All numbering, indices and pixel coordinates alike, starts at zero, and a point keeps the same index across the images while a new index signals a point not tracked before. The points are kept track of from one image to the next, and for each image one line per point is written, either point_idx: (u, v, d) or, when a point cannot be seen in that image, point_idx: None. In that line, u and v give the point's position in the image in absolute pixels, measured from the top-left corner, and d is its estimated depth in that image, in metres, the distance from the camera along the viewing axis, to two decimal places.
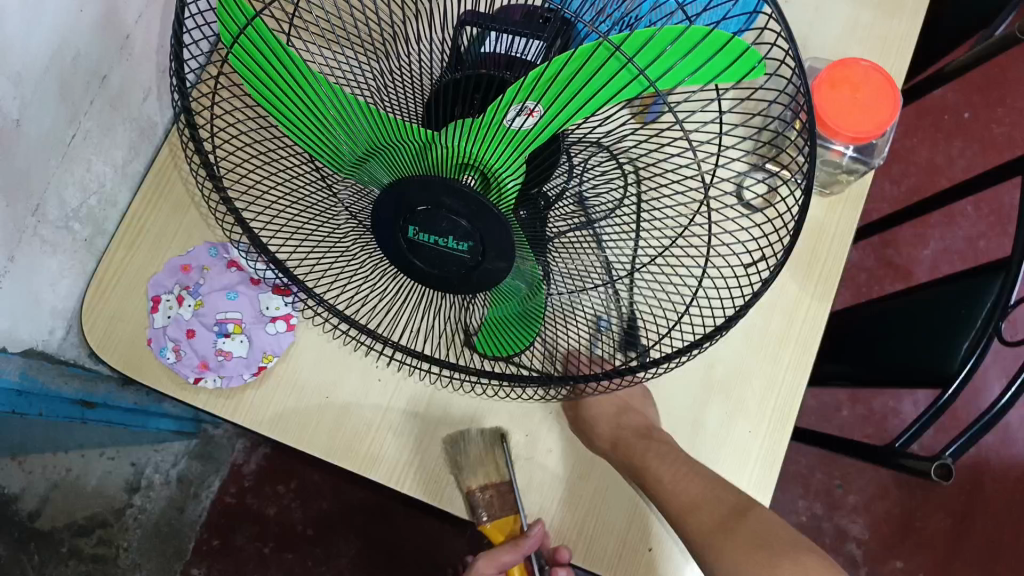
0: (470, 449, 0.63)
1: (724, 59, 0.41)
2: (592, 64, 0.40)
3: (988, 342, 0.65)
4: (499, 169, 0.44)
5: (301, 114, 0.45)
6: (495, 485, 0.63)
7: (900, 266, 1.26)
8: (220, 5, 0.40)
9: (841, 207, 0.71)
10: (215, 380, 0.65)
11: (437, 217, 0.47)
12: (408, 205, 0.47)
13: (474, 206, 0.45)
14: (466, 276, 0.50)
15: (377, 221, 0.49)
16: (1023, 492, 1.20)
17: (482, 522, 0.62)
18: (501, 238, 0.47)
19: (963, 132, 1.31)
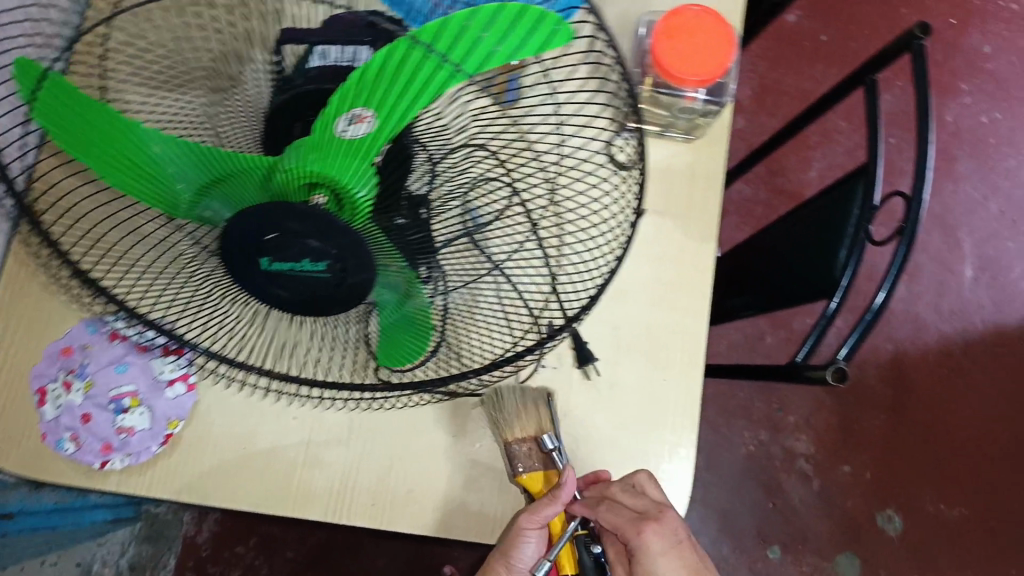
0: (509, 403, 0.62)
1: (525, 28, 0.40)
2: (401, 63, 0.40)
3: (861, 246, 0.68)
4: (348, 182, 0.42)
5: (123, 165, 0.42)
6: (534, 440, 0.62)
7: (791, 190, 1.31)
8: (14, 68, 0.39)
9: (709, 149, 0.73)
10: (124, 459, 0.63)
11: (286, 243, 0.40)
12: (250, 236, 0.40)
13: (321, 224, 0.39)
14: (335, 303, 0.44)
15: (225, 261, 0.42)
16: (944, 374, 1.26)
17: (519, 473, 0.62)
18: (359, 250, 0.41)
19: (822, 52, 1.37)
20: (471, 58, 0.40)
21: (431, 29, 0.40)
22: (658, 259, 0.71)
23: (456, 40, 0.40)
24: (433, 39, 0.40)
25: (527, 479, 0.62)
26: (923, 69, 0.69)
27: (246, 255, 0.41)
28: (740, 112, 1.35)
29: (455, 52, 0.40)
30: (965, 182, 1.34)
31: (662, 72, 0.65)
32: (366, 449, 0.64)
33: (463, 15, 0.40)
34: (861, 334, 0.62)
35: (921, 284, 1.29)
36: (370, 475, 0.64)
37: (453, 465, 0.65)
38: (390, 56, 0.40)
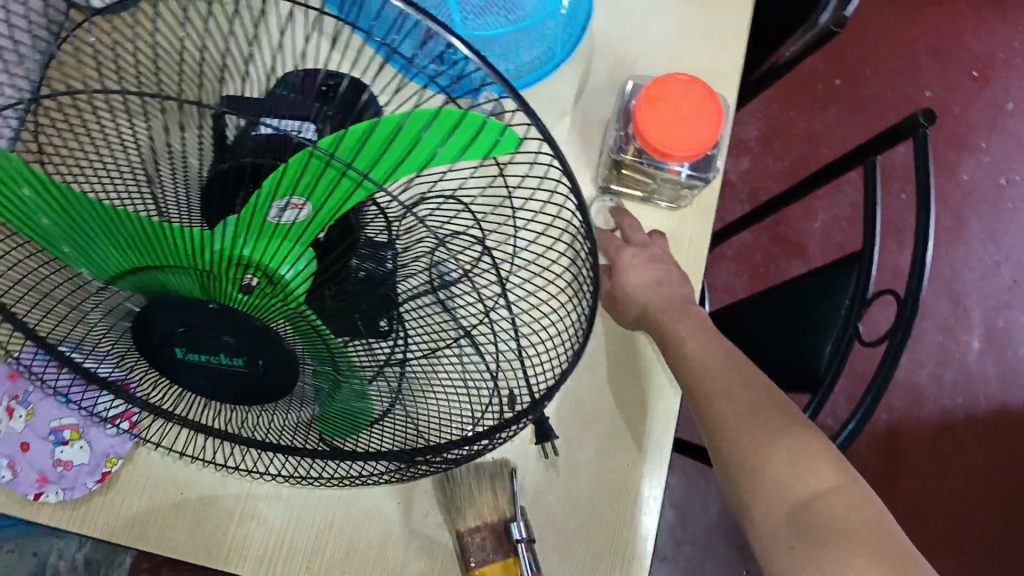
0: (462, 482, 0.60)
1: (460, 140, 0.37)
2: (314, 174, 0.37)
3: (847, 346, 0.64)
4: (272, 263, 0.39)
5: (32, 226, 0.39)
6: (490, 525, 0.58)
7: (794, 240, 1.27)
8: None
9: (694, 219, 0.71)
10: (57, 494, 0.61)
11: (199, 337, 0.43)
12: (164, 328, 0.43)
13: (235, 322, 0.42)
14: (247, 394, 0.47)
15: (137, 348, 0.45)
16: (938, 445, 1.23)
17: (470, 567, 0.58)
18: (275, 349, 0.43)
19: (837, 97, 1.33)
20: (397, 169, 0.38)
21: (359, 132, 0.36)
22: (626, 331, 0.68)
23: (388, 143, 0.37)
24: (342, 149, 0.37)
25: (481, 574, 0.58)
26: (927, 157, 0.65)
27: (161, 345, 0.44)
28: (747, 153, 1.31)
29: (383, 161, 0.37)
30: (977, 245, 1.30)
31: (645, 143, 0.62)
32: (306, 507, 0.62)
33: (393, 120, 0.36)
34: (850, 436, 0.63)
35: (922, 350, 1.25)
36: (304, 537, 0.62)
37: (393, 531, 0.62)
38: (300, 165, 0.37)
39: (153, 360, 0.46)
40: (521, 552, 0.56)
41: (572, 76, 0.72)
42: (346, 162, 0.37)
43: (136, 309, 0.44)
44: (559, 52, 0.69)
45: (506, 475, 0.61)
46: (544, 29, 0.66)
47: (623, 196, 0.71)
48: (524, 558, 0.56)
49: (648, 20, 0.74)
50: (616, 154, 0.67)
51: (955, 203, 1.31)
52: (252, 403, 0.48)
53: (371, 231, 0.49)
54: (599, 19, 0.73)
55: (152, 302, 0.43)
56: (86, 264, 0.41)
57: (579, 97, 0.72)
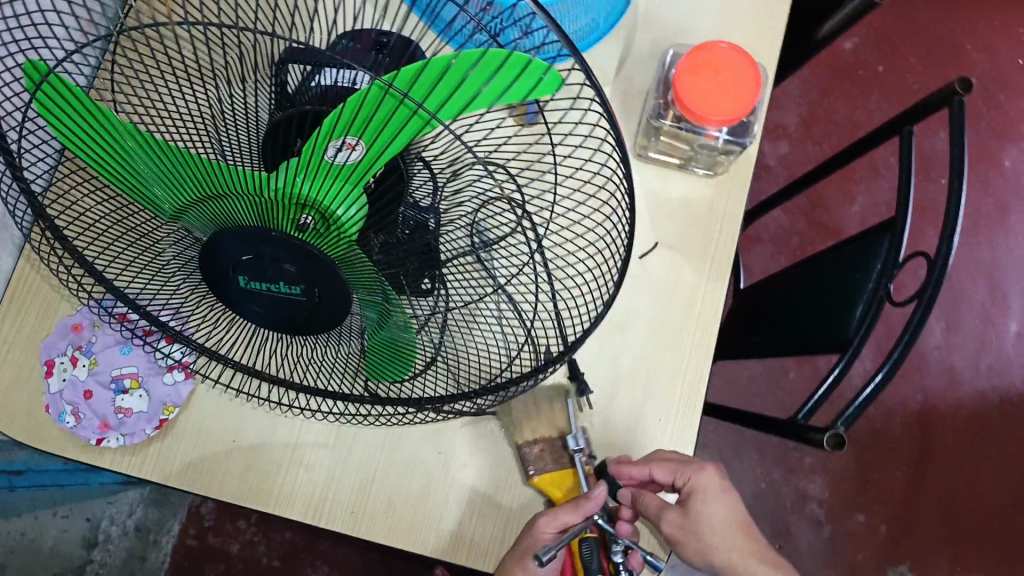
0: (519, 405, 0.62)
1: (507, 77, 0.40)
2: (381, 114, 0.41)
3: (877, 306, 0.65)
4: (329, 203, 0.42)
5: (110, 165, 0.43)
6: (548, 438, 0.61)
7: (831, 224, 1.27)
8: (23, 65, 0.39)
9: (730, 186, 0.72)
10: (118, 439, 0.64)
11: (263, 266, 0.45)
12: (232, 259, 0.45)
13: (297, 252, 0.44)
14: (306, 324, 0.49)
15: (207, 281, 0.48)
16: (974, 431, 1.22)
17: (530, 476, 0.61)
18: (330, 278, 0.45)
19: (879, 83, 1.32)
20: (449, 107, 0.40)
21: (410, 73, 0.39)
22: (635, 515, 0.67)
23: (438, 82, 0.40)
24: (408, 86, 0.40)
25: (540, 482, 0.61)
26: (961, 126, 0.66)
27: (228, 271, 0.46)
28: (786, 137, 1.31)
29: (435, 95, 0.40)
30: (1018, 232, 1.28)
31: (683, 108, 0.64)
32: (352, 458, 0.65)
33: (443, 61, 0.39)
34: (866, 400, 0.60)
35: (959, 335, 1.24)
36: (348, 485, 0.65)
37: (431, 479, 0.65)
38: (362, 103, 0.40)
39: (222, 292, 0.48)
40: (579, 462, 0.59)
41: (613, 49, 0.74)
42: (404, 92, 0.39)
43: (203, 241, 0.46)
44: (603, 24, 0.71)
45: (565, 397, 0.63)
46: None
47: (661, 164, 0.72)
48: (580, 468, 0.59)
49: None
50: (654, 120, 0.70)
51: (995, 190, 1.30)
52: (317, 332, 0.50)
53: (417, 188, 0.52)
54: None
55: (217, 234, 0.45)
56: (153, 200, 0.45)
57: (620, 69, 0.74)
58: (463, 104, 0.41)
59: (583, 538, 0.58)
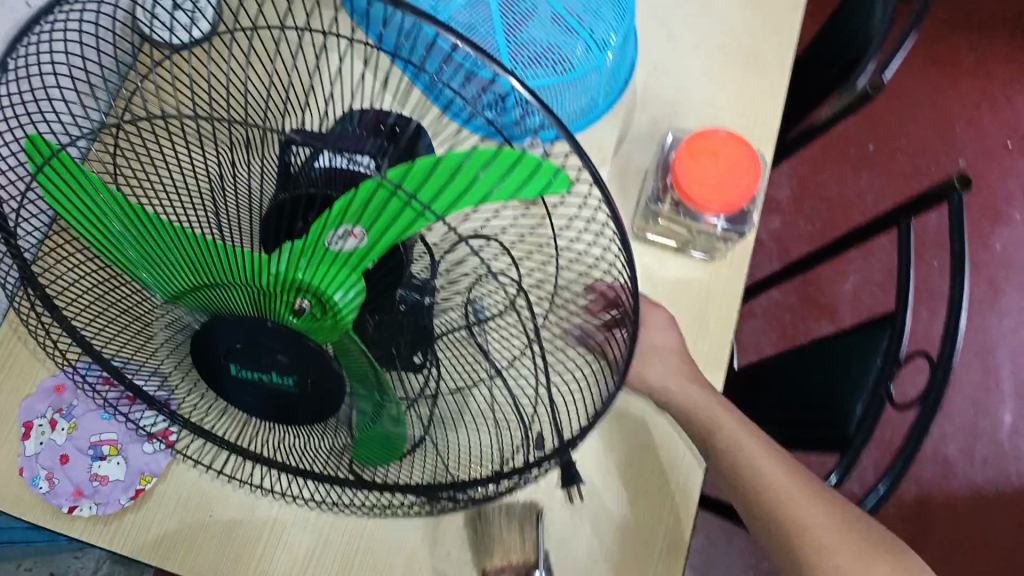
0: (493, 527, 0.61)
1: (518, 176, 0.39)
2: (382, 209, 0.40)
3: (877, 409, 0.65)
4: (322, 287, 0.41)
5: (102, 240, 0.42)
6: (513, 567, 0.59)
7: (824, 302, 1.27)
8: (27, 139, 0.39)
9: (727, 272, 0.72)
10: (91, 508, 0.62)
11: (257, 355, 0.44)
12: (223, 343, 0.44)
13: (294, 344, 0.43)
14: (297, 412, 0.47)
15: (198, 366, 0.46)
16: (967, 518, 1.21)
17: None
18: (323, 369, 0.44)
19: (871, 162, 1.34)
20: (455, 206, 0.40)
21: (422, 168, 0.39)
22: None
23: (446, 182, 0.39)
24: (415, 186, 0.40)
25: None
26: (961, 224, 0.66)
27: (221, 358, 0.45)
28: (779, 213, 1.32)
29: (444, 193, 0.40)
30: (1011, 316, 1.29)
31: (682, 194, 0.64)
32: (334, 537, 0.63)
33: (454, 158, 0.39)
34: None
35: (952, 419, 1.24)
36: (327, 567, 0.63)
37: (416, 565, 0.63)
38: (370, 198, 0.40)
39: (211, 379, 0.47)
40: None
41: (612, 127, 0.75)
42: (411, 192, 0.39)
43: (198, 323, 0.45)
44: (603, 103, 0.72)
45: (535, 517, 0.62)
46: (588, 82, 0.67)
47: (659, 246, 0.72)
48: None
49: (688, 78, 0.76)
50: (654, 203, 0.69)
51: (987, 272, 1.31)
52: (307, 423, 0.47)
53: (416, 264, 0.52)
54: (640, 74, 0.76)
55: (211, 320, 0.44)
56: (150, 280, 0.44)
57: (619, 146, 0.74)
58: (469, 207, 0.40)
59: None
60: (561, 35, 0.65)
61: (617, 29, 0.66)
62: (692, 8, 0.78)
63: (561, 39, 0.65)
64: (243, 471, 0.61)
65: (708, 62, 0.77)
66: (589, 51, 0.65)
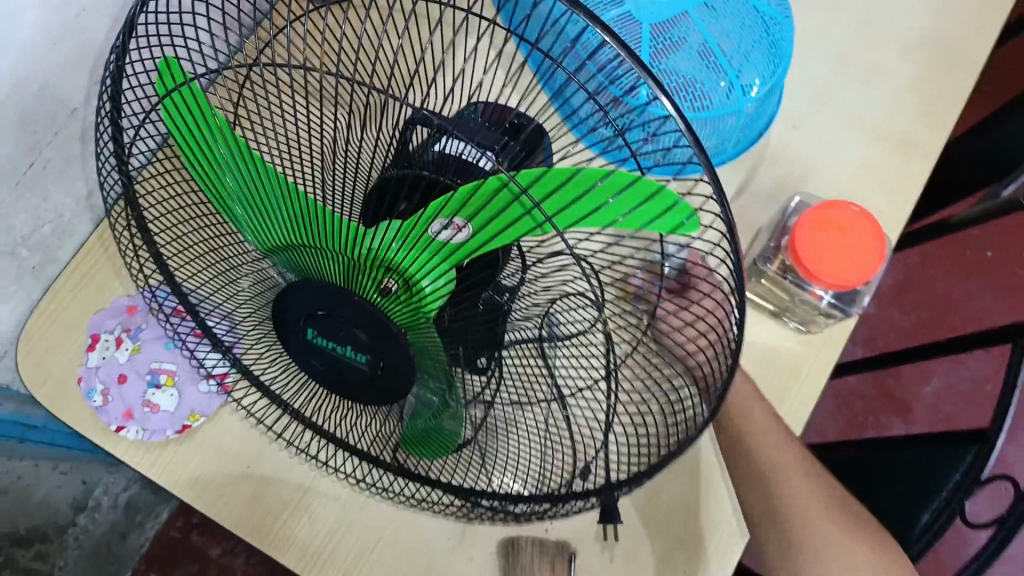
0: (523, 560, 0.59)
1: (649, 209, 0.36)
2: (497, 207, 0.37)
3: (947, 518, 0.61)
4: (417, 272, 0.40)
5: (210, 177, 0.42)
6: None
7: (900, 398, 1.21)
8: (158, 64, 0.39)
9: (820, 346, 0.68)
10: (136, 432, 0.63)
11: (335, 325, 0.45)
12: (306, 310, 0.45)
13: (371, 321, 0.43)
14: (357, 390, 0.48)
15: (277, 318, 0.47)
16: None
17: None
18: (399, 356, 0.44)
19: (984, 269, 1.27)
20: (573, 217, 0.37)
21: (551, 178, 0.36)
22: None
23: (571, 196, 0.36)
24: (542, 193, 0.36)
25: None
26: None
27: (299, 323, 0.47)
28: (875, 298, 1.27)
29: (566, 208, 0.37)
30: None
31: (797, 262, 0.61)
32: (361, 518, 0.62)
33: (586, 177, 0.35)
34: None
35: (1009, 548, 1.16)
36: (347, 546, 0.62)
37: (433, 565, 0.62)
38: (486, 193, 0.37)
39: (286, 334, 0.48)
40: None
41: (734, 176, 0.72)
42: (536, 203, 0.36)
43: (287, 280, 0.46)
44: (730, 149, 0.70)
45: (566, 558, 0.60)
46: (723, 123, 0.65)
47: (755, 306, 0.70)
48: None
49: (824, 142, 0.73)
50: (763, 262, 0.68)
51: None
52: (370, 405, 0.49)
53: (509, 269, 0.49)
54: (778, 129, 0.74)
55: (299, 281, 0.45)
56: (250, 233, 0.45)
57: (737, 197, 0.72)
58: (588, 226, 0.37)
59: None
60: (706, 71, 0.62)
61: (764, 76, 0.64)
62: (841, 72, 0.75)
63: (704, 75, 0.62)
64: (290, 431, 0.60)
65: (845, 128, 0.73)
66: (730, 91, 0.63)
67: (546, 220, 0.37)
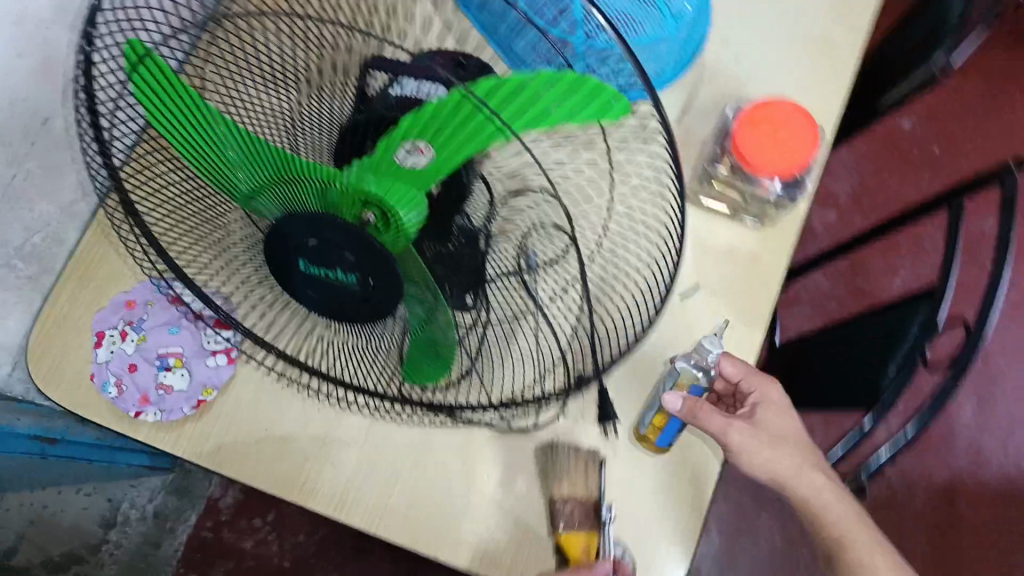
0: (562, 461, 0.65)
1: (583, 98, 0.41)
2: (451, 120, 0.41)
3: (909, 366, 0.66)
4: (394, 203, 0.44)
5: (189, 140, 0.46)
6: (579, 501, 0.63)
7: (873, 293, 1.27)
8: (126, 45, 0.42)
9: (776, 240, 0.72)
10: (155, 415, 0.66)
11: (325, 252, 0.49)
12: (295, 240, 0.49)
13: (359, 244, 0.46)
14: (356, 309, 0.52)
15: (267, 247, 0.51)
16: (995, 509, 1.21)
17: (558, 530, 0.63)
18: (386, 271, 0.47)
19: (930, 162, 1.33)
20: (523, 118, 0.41)
21: (492, 87, 0.40)
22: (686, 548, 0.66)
23: (511, 99, 0.40)
24: (489, 98, 0.40)
25: (566, 541, 0.62)
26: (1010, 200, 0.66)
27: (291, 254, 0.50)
28: (835, 206, 1.30)
29: (512, 111, 0.41)
30: None
31: (739, 158, 0.65)
32: (380, 457, 0.67)
33: (520, 79, 0.40)
34: None
35: (990, 414, 1.23)
36: (372, 486, 0.66)
37: (453, 489, 0.66)
38: (441, 109, 0.41)
39: (279, 273, 0.52)
40: (608, 531, 0.62)
41: (678, 95, 0.76)
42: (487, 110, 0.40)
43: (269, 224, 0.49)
44: (670, 71, 0.73)
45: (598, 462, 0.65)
46: (658, 48, 0.69)
47: (712, 211, 0.73)
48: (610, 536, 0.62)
49: (753, 51, 0.78)
50: (713, 165, 0.71)
51: None
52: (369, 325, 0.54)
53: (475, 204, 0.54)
54: (711, 47, 0.78)
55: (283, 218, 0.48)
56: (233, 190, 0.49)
57: (682, 116, 0.75)
58: (535, 125, 0.41)
59: None
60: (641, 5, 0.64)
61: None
62: None
63: (640, 10, 0.64)
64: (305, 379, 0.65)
65: (769, 36, 0.78)
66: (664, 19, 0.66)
67: (497, 124, 0.41)
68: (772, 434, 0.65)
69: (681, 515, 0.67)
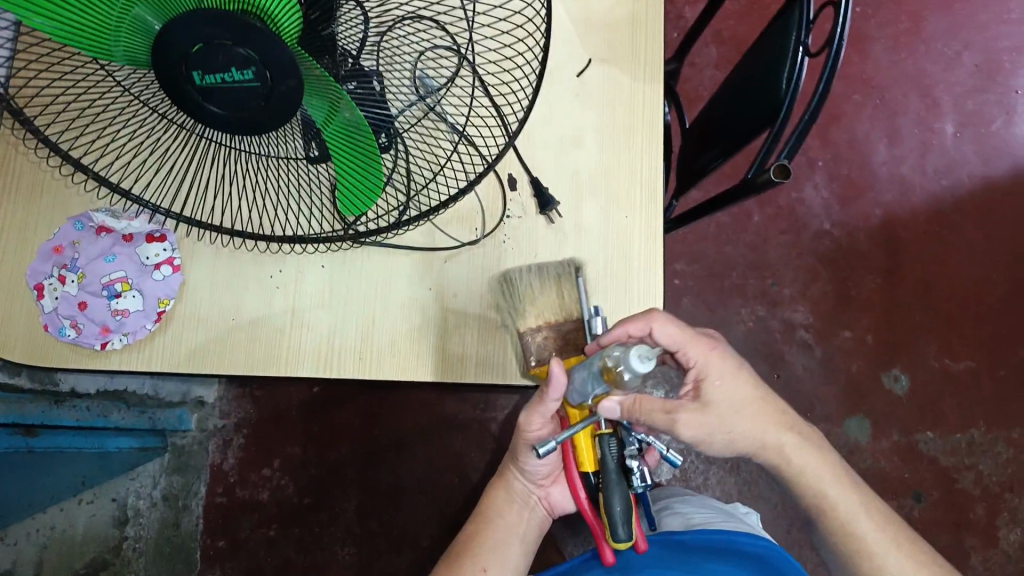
0: (528, 285, 0.67)
1: None
2: None
3: (798, 63, 0.68)
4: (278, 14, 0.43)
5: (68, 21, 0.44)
6: (552, 325, 0.66)
7: None
8: None
9: None
10: (122, 340, 0.66)
11: (213, 54, 0.45)
12: (180, 48, 0.45)
13: (236, 30, 0.44)
14: (259, 125, 0.49)
15: (160, 83, 0.47)
16: (936, 227, 1.26)
17: (531, 364, 0.65)
18: (278, 53, 0.44)
19: None
20: None
21: None
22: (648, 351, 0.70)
23: None
24: None
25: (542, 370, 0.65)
26: None
27: (181, 72, 0.46)
28: None
29: None
30: (938, 40, 1.30)
31: None
32: (347, 308, 0.68)
33: None
34: (797, 136, 0.63)
35: (904, 143, 1.27)
36: (351, 337, 0.68)
37: (427, 312, 0.69)
38: None
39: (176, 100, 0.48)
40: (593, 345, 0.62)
41: None
42: None
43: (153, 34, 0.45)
44: None
45: (573, 274, 0.67)
46: None
47: None
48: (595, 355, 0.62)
49: None
50: None
51: (908, 6, 1.30)
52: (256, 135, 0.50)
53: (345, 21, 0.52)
54: None
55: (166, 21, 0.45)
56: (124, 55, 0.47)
57: None
58: None
59: (603, 433, 0.61)
60: None
61: None
62: None
63: None
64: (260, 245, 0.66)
65: None
66: None
67: None
68: (720, 408, 0.63)
69: (638, 270, 0.69)
